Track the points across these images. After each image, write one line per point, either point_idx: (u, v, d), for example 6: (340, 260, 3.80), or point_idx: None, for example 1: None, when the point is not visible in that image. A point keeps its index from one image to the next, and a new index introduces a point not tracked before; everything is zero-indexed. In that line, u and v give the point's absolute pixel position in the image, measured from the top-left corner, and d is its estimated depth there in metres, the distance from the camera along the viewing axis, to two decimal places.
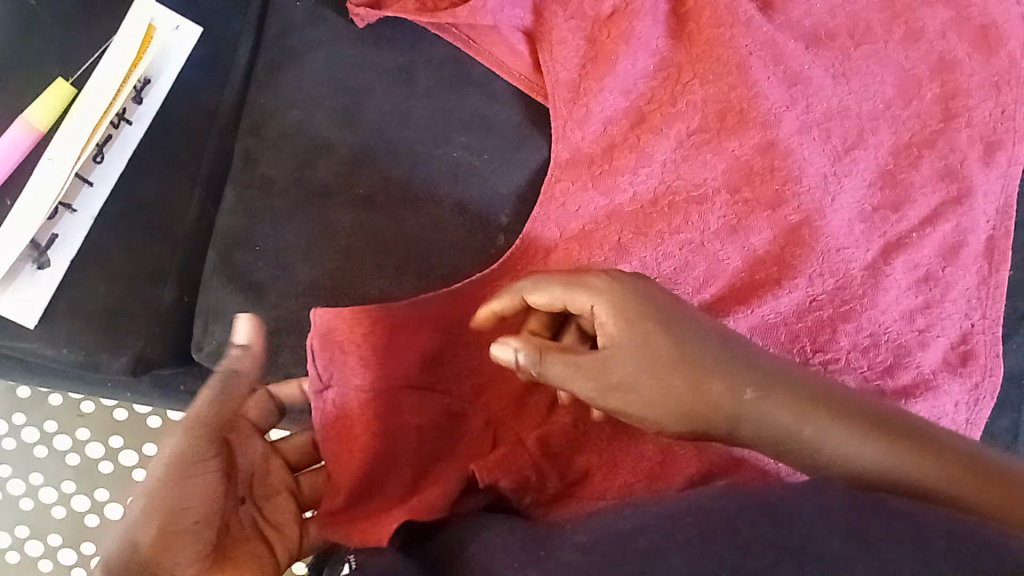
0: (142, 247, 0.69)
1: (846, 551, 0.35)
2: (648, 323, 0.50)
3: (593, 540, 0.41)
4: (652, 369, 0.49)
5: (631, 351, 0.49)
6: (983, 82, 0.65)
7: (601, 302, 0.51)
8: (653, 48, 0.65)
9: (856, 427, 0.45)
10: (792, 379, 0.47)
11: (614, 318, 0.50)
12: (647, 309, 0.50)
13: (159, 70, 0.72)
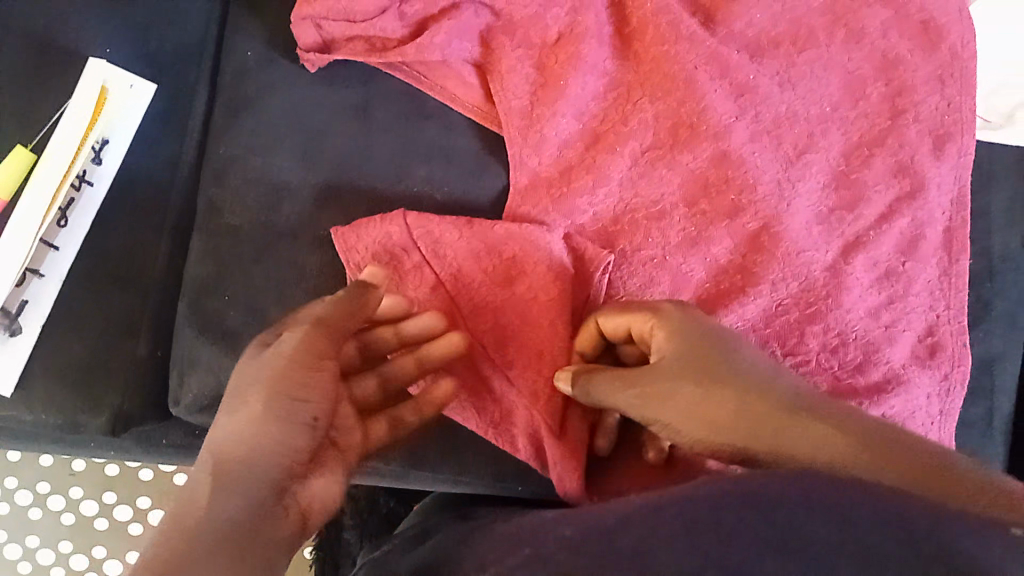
0: (112, 306, 0.69)
1: (832, 539, 0.35)
2: (698, 355, 0.49)
3: (583, 537, 0.43)
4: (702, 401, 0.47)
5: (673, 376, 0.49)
6: (927, 77, 0.66)
7: (659, 326, 0.52)
8: (601, 69, 0.66)
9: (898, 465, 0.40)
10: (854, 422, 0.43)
11: (669, 341, 0.51)
12: (699, 344, 0.50)
13: (115, 130, 0.72)
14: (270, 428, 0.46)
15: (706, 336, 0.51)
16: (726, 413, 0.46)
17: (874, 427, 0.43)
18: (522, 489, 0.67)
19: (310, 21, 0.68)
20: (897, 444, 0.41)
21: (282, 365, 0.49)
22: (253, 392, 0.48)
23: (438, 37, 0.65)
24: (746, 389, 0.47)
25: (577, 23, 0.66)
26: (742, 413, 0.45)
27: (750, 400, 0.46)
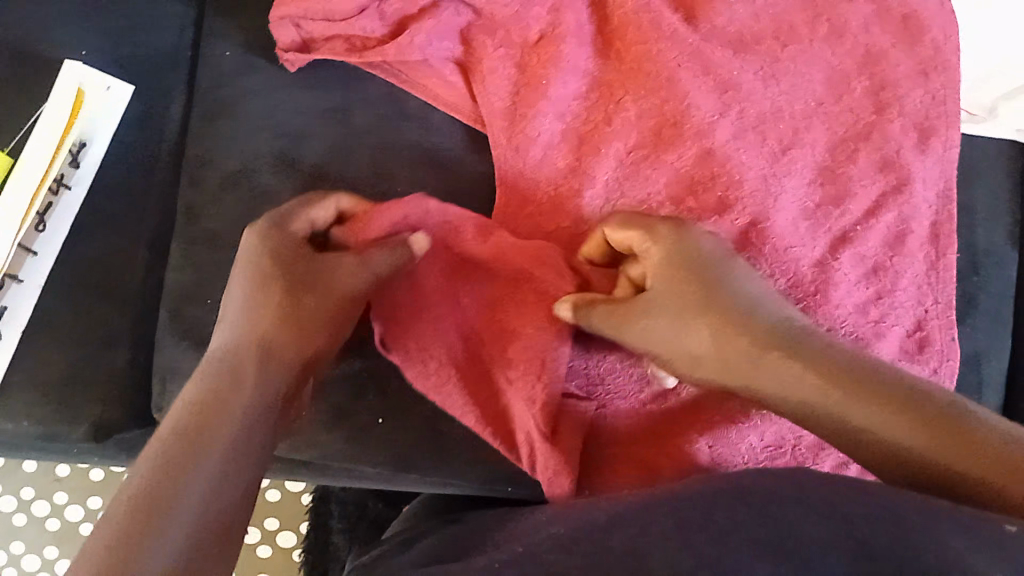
0: (93, 313, 0.68)
1: (822, 537, 0.35)
2: (685, 279, 0.50)
3: (574, 540, 0.42)
4: (690, 327, 0.49)
5: (665, 305, 0.50)
6: (911, 72, 0.66)
7: (652, 249, 0.53)
8: (583, 68, 0.66)
9: (883, 414, 0.42)
10: (839, 360, 0.45)
11: (665, 261, 0.52)
12: (685, 265, 0.51)
13: (94, 132, 0.71)
14: (290, 318, 0.55)
15: (699, 260, 0.52)
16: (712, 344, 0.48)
17: (847, 356, 0.45)
18: (511, 489, 0.67)
19: (290, 20, 0.68)
20: (879, 383, 0.43)
21: (282, 252, 0.57)
22: (262, 273, 0.56)
23: (419, 37, 0.65)
24: (734, 321, 0.48)
25: (558, 22, 0.65)
26: (726, 343, 0.48)
27: (739, 331, 0.48)
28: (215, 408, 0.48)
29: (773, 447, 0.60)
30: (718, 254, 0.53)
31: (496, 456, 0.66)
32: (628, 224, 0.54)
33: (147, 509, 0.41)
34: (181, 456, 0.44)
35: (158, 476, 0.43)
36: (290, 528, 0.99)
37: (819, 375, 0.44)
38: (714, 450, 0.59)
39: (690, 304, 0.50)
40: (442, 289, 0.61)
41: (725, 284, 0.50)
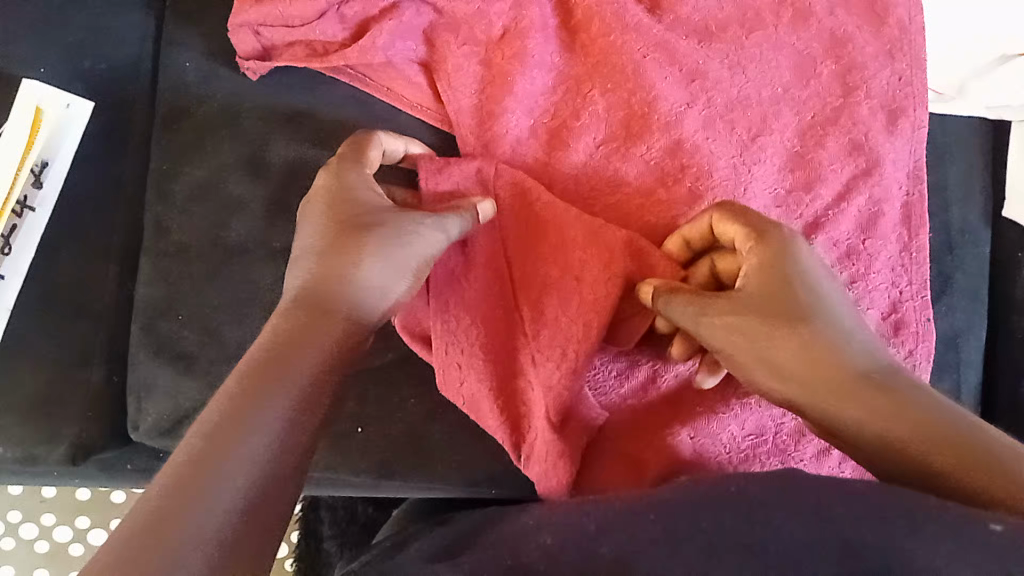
0: (63, 333, 0.67)
1: (809, 544, 0.36)
2: (776, 284, 0.49)
3: (559, 545, 0.42)
4: (770, 325, 0.47)
5: (749, 315, 0.48)
6: (877, 53, 0.65)
7: (751, 257, 0.50)
8: (549, 64, 0.65)
9: (948, 454, 0.40)
10: (916, 398, 0.43)
11: (759, 274, 0.49)
12: (783, 271, 0.49)
13: (57, 152, 0.70)
14: (340, 263, 0.52)
15: (798, 277, 0.49)
16: (788, 357, 0.47)
17: (933, 406, 0.42)
18: (496, 491, 0.66)
19: (249, 27, 0.67)
20: (959, 426, 0.41)
21: (353, 194, 0.55)
22: (332, 214, 0.54)
23: (381, 39, 0.64)
24: (822, 337, 0.46)
25: (521, 17, 0.64)
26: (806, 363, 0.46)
27: (812, 343, 0.46)
28: (273, 377, 0.45)
29: (751, 437, 0.60)
30: (820, 275, 0.50)
31: (478, 458, 0.66)
32: (748, 225, 0.51)
33: (194, 470, 0.39)
34: (236, 417, 0.42)
35: (212, 438, 0.41)
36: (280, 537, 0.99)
37: (900, 416, 0.42)
38: (696, 441, 0.59)
39: (774, 308, 0.48)
40: (482, 263, 0.61)
41: (814, 307, 0.48)
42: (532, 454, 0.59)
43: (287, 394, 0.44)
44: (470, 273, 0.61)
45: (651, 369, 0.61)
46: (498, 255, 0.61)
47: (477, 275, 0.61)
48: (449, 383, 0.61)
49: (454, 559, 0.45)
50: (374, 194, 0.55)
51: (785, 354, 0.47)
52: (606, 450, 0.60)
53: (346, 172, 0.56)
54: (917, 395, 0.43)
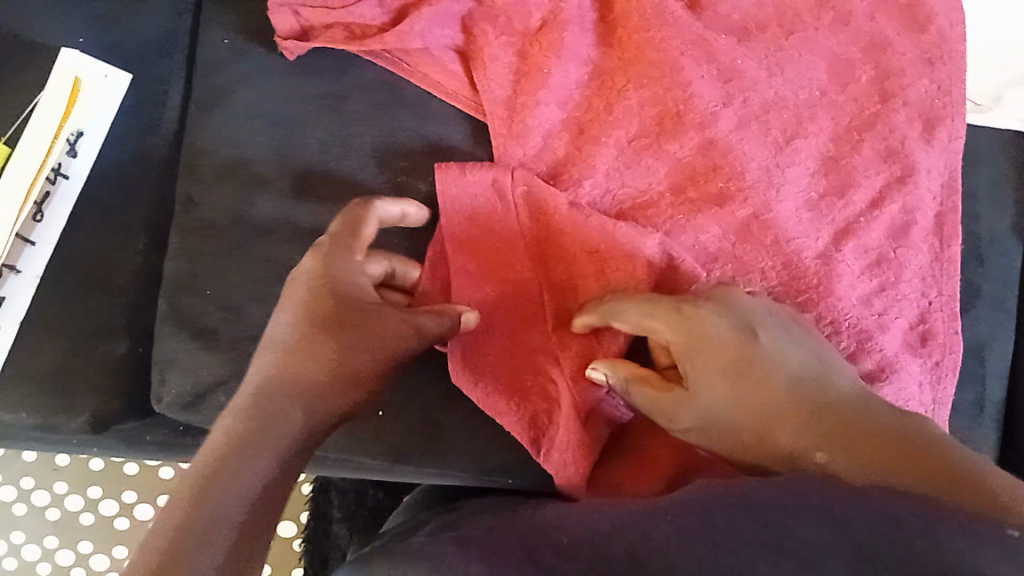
0: (90, 302, 0.68)
1: (822, 538, 0.36)
2: (704, 366, 0.50)
3: (571, 544, 0.41)
4: (726, 404, 0.49)
5: (709, 392, 0.49)
6: (916, 60, 0.65)
7: (671, 332, 0.52)
8: (584, 57, 0.65)
9: (898, 472, 0.41)
10: (863, 426, 0.44)
11: (683, 355, 0.51)
12: (708, 348, 0.50)
13: (92, 122, 0.71)
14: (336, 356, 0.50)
15: (723, 339, 0.51)
16: (740, 423, 0.48)
17: (891, 432, 0.43)
18: (511, 482, 0.66)
19: (289, 7, 0.68)
20: (912, 445, 0.42)
21: (339, 279, 0.54)
22: (316, 287, 0.53)
23: (419, 24, 0.64)
24: (762, 394, 0.48)
25: (559, 10, 0.65)
26: (767, 428, 0.47)
27: (756, 408, 0.48)
28: (240, 451, 0.44)
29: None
30: (750, 330, 0.51)
31: (495, 448, 0.66)
32: (654, 302, 0.54)
33: (203, 482, 0.42)
34: (257, 436, 0.45)
35: (219, 462, 0.43)
36: (290, 518, 0.99)
37: (874, 449, 0.42)
38: None
39: (722, 384, 0.49)
40: (512, 256, 0.62)
41: (761, 362, 0.49)
42: (551, 447, 0.59)
43: (310, 412, 0.48)
44: (495, 266, 0.62)
45: None
46: (522, 248, 0.62)
47: (503, 267, 0.62)
48: (464, 378, 0.61)
49: (471, 543, 0.45)
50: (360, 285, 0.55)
51: (738, 421, 0.48)
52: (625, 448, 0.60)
53: (326, 253, 0.55)
54: (884, 423, 0.44)
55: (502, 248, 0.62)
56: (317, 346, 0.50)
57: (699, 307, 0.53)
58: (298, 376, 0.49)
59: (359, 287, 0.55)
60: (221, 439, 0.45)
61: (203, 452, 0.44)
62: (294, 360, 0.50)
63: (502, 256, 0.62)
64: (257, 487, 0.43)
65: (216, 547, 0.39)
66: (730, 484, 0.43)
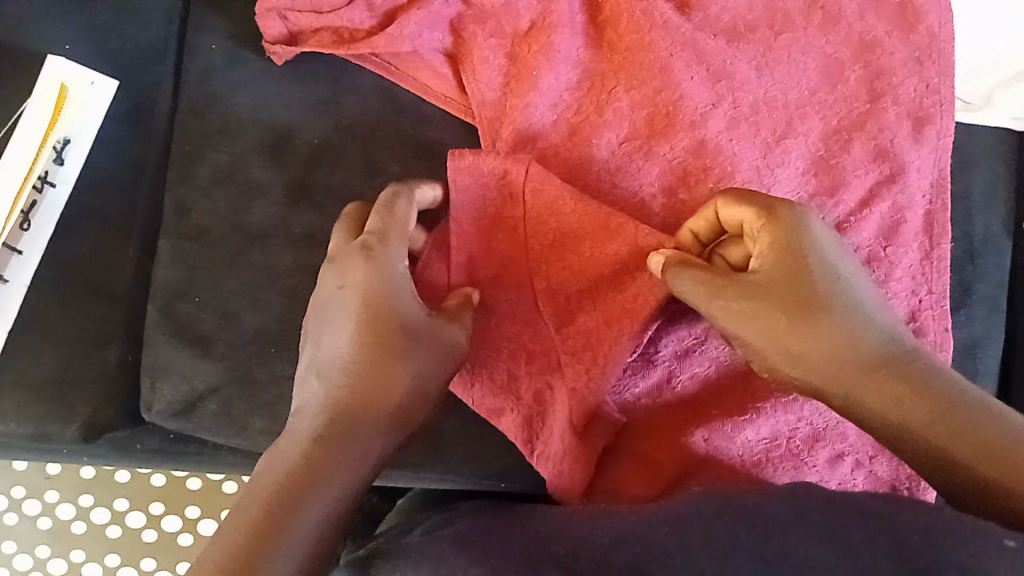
0: (81, 310, 0.68)
1: (826, 558, 0.36)
2: (791, 274, 0.48)
3: (571, 552, 0.41)
4: (790, 318, 0.48)
5: (771, 300, 0.48)
6: (906, 59, 0.65)
7: (769, 239, 0.49)
8: (574, 59, 0.65)
9: (956, 439, 0.44)
10: (926, 382, 0.46)
11: (775, 256, 0.49)
12: (801, 259, 0.48)
13: (80, 129, 0.70)
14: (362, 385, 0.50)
15: (820, 253, 0.49)
16: (804, 338, 0.47)
17: (955, 390, 0.45)
18: (508, 485, 0.66)
19: (277, 11, 0.67)
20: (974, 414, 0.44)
21: (389, 296, 0.52)
22: (357, 315, 0.51)
23: (408, 28, 0.64)
24: (835, 321, 0.47)
25: (549, 12, 0.64)
26: (832, 345, 0.47)
27: (829, 331, 0.47)
28: (311, 470, 0.47)
29: (770, 440, 0.59)
30: (842, 256, 0.50)
31: (492, 452, 0.66)
32: (759, 204, 0.51)
33: (293, 489, 0.46)
34: (329, 456, 0.48)
35: (288, 488, 0.46)
36: None
37: (931, 406, 0.45)
38: (710, 442, 0.59)
39: (796, 299, 0.48)
40: (509, 248, 0.61)
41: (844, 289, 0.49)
42: (544, 452, 0.60)
43: (369, 432, 0.50)
44: (495, 256, 0.61)
45: (667, 370, 0.60)
46: (520, 249, 0.61)
47: (505, 259, 0.61)
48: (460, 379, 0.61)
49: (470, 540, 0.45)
50: (408, 294, 0.53)
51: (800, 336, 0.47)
52: (624, 450, 0.61)
53: (378, 261, 0.52)
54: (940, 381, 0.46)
55: (504, 241, 0.61)
56: (355, 391, 0.50)
57: (806, 217, 0.50)
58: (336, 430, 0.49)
59: (409, 297, 0.53)
60: (283, 465, 0.47)
61: (264, 475, 0.47)
62: (348, 362, 0.50)
63: (504, 248, 0.61)
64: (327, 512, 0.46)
65: (297, 550, 0.45)
66: (726, 497, 0.44)
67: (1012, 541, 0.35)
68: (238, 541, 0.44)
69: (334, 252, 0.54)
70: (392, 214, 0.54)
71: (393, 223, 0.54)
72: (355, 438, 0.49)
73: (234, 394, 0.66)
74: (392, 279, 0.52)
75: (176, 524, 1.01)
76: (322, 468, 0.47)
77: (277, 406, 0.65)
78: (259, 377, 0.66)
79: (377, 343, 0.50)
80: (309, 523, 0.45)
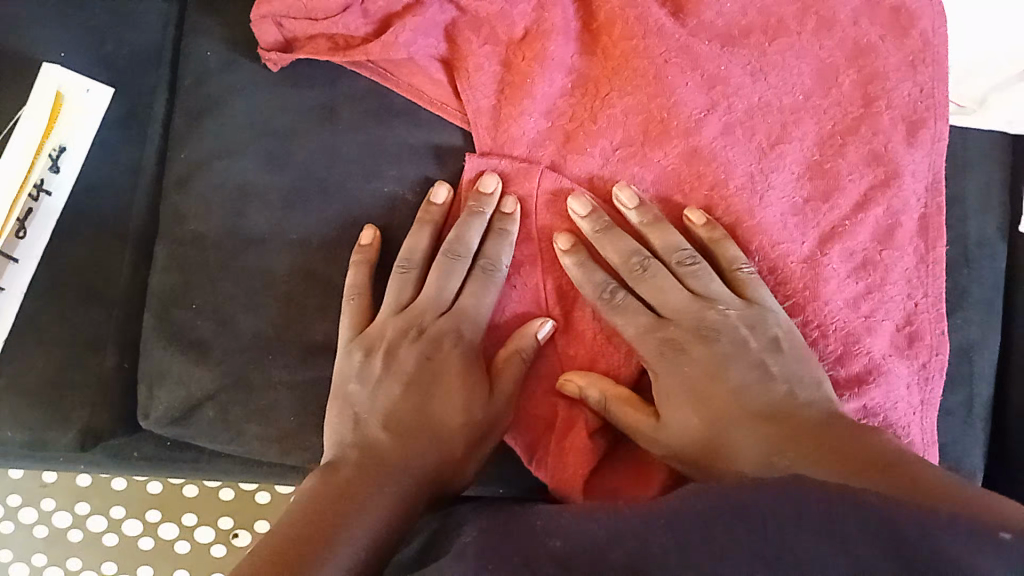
0: (77, 315, 0.68)
1: (821, 552, 0.36)
2: (677, 376, 0.55)
3: (569, 550, 0.41)
4: (694, 412, 0.54)
5: (676, 409, 0.55)
6: (900, 64, 0.65)
7: (656, 366, 0.56)
8: (568, 65, 0.65)
9: (838, 467, 0.47)
10: (810, 432, 0.50)
11: (659, 360, 0.56)
12: (672, 355, 0.56)
13: (75, 137, 0.71)
14: (422, 428, 0.55)
15: (698, 347, 0.56)
16: (710, 434, 0.53)
17: (843, 436, 0.49)
18: (504, 490, 0.66)
19: (271, 18, 0.67)
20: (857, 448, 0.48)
21: (466, 362, 0.58)
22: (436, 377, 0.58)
23: (404, 35, 0.64)
24: (724, 403, 0.53)
25: (543, 20, 0.64)
26: (726, 430, 0.52)
27: (721, 419, 0.53)
28: (354, 495, 0.51)
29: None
30: (726, 338, 0.56)
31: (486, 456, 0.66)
32: (641, 324, 0.58)
33: (331, 509, 0.49)
34: (370, 487, 0.51)
35: (327, 510, 0.49)
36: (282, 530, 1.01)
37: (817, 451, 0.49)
38: None
39: (691, 395, 0.55)
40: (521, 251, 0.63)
41: (731, 376, 0.54)
42: (545, 456, 0.61)
43: (413, 475, 0.53)
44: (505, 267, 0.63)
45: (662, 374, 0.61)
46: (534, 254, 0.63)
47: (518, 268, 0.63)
48: None
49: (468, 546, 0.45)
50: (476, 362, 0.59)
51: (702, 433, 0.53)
52: (625, 458, 0.61)
53: (466, 342, 0.59)
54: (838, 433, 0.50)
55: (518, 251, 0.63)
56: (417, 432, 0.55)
57: (685, 304, 0.57)
58: (377, 460, 0.53)
59: (477, 365, 0.59)
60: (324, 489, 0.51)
61: (297, 509, 0.50)
62: (397, 411, 0.56)
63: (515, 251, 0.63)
64: (378, 529, 0.49)
65: (349, 552, 0.47)
66: (723, 491, 0.43)
67: (1008, 535, 0.36)
68: (291, 543, 0.47)
69: (414, 322, 0.60)
70: (474, 281, 0.61)
71: (470, 294, 0.60)
72: (398, 477, 0.53)
73: (231, 399, 0.66)
74: (464, 351, 0.59)
75: (174, 531, 1.01)
76: (361, 494, 0.51)
77: (273, 411, 0.66)
78: (256, 382, 0.66)
79: (450, 399, 0.57)
80: (361, 535, 0.48)
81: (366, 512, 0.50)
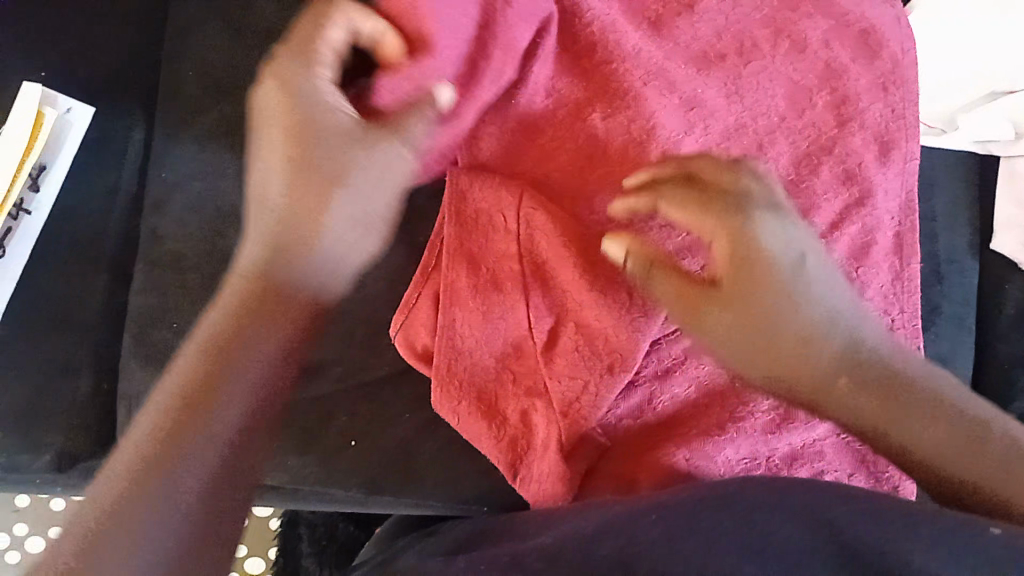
0: (54, 340, 0.69)
1: (814, 553, 0.39)
2: (747, 264, 0.54)
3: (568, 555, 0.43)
4: (754, 320, 0.54)
5: (733, 301, 0.54)
6: (870, 85, 0.67)
7: (720, 236, 0.55)
8: (546, 87, 0.63)
9: (945, 431, 0.52)
10: (883, 373, 0.54)
11: (728, 246, 0.54)
12: (750, 246, 0.54)
13: (54, 156, 0.72)
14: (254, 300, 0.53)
15: (767, 237, 0.55)
16: (779, 340, 0.54)
17: (907, 378, 0.54)
18: (488, 510, 0.67)
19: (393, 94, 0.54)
20: (936, 404, 0.53)
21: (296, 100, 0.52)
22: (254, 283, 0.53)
23: None
24: (791, 318, 0.54)
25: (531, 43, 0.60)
26: (794, 353, 0.54)
27: (794, 333, 0.54)
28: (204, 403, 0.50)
29: (774, 417, 0.60)
30: (794, 243, 0.56)
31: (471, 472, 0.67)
32: (707, 202, 0.55)
33: (167, 450, 0.48)
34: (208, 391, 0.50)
35: (162, 444, 0.48)
36: (257, 553, 0.99)
37: (892, 400, 0.53)
38: (691, 462, 0.58)
39: (755, 288, 0.54)
40: (502, 269, 0.62)
41: (799, 287, 0.55)
42: (528, 475, 0.62)
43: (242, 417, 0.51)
44: (485, 290, 0.62)
45: (647, 391, 0.61)
46: (513, 270, 0.62)
47: (503, 285, 0.62)
48: (444, 399, 0.63)
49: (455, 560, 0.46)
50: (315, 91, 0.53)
51: (767, 339, 0.54)
52: (607, 471, 0.60)
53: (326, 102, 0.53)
54: (899, 374, 0.54)
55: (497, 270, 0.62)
56: (278, 305, 0.53)
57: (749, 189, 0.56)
58: (202, 388, 0.50)
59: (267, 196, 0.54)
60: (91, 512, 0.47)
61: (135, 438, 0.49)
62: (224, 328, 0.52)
63: (496, 269, 0.62)
64: (196, 486, 0.48)
65: (178, 499, 0.47)
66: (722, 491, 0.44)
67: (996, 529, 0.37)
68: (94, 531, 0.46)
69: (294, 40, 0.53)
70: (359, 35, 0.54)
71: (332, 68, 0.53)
72: (215, 397, 0.50)
73: None
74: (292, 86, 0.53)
75: None
76: (217, 395, 0.50)
77: None
78: None
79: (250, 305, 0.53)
80: (190, 478, 0.48)
81: (204, 427, 0.49)
